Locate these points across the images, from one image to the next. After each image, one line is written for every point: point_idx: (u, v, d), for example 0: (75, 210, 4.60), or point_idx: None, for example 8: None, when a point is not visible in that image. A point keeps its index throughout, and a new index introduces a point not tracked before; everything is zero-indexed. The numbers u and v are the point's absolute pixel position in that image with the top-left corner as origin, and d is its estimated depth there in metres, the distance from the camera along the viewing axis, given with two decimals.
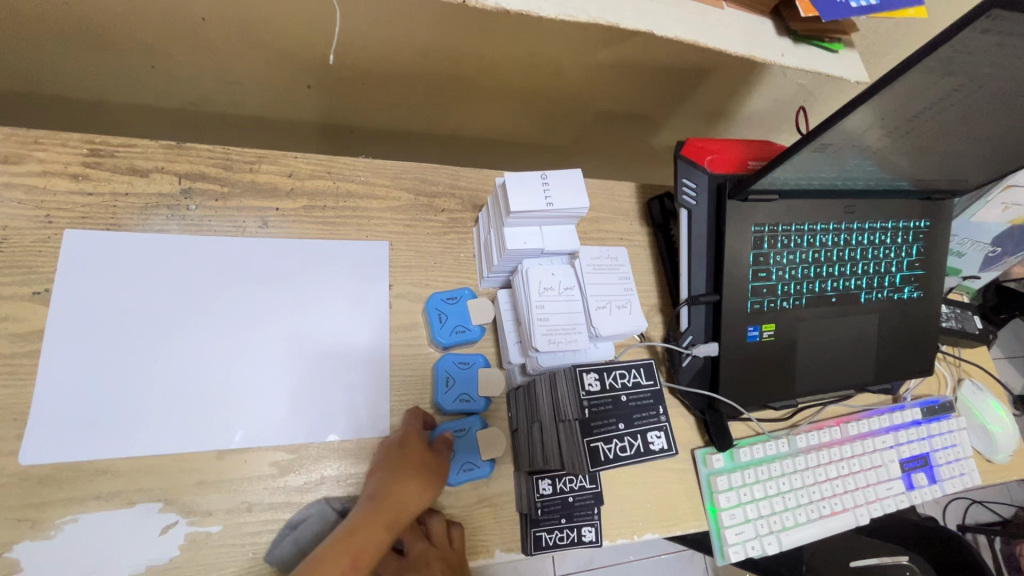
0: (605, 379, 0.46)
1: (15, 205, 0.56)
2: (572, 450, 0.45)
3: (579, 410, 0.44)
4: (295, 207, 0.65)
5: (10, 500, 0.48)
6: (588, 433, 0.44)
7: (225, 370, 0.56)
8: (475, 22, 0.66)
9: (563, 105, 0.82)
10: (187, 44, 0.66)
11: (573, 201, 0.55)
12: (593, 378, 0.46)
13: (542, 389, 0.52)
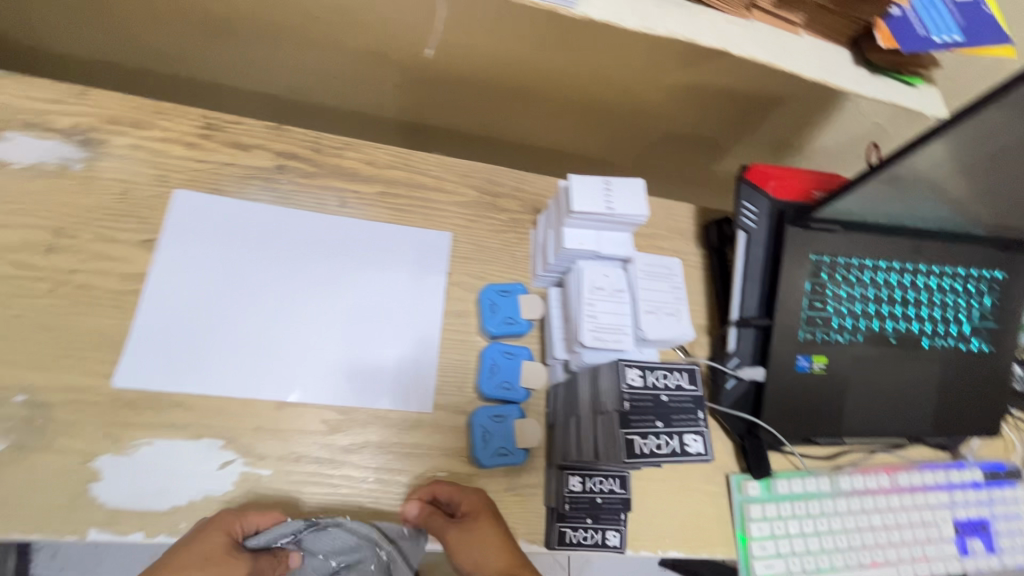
0: (647, 377, 0.47)
1: (139, 164, 0.64)
2: (608, 441, 0.46)
3: (619, 402, 0.45)
4: (371, 191, 0.70)
5: (101, 415, 0.54)
6: (626, 426, 0.45)
7: (292, 330, 0.61)
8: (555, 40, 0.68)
9: (631, 125, 0.84)
10: (293, 40, 0.73)
11: (632, 209, 0.57)
12: (636, 374, 0.47)
13: (584, 383, 0.54)
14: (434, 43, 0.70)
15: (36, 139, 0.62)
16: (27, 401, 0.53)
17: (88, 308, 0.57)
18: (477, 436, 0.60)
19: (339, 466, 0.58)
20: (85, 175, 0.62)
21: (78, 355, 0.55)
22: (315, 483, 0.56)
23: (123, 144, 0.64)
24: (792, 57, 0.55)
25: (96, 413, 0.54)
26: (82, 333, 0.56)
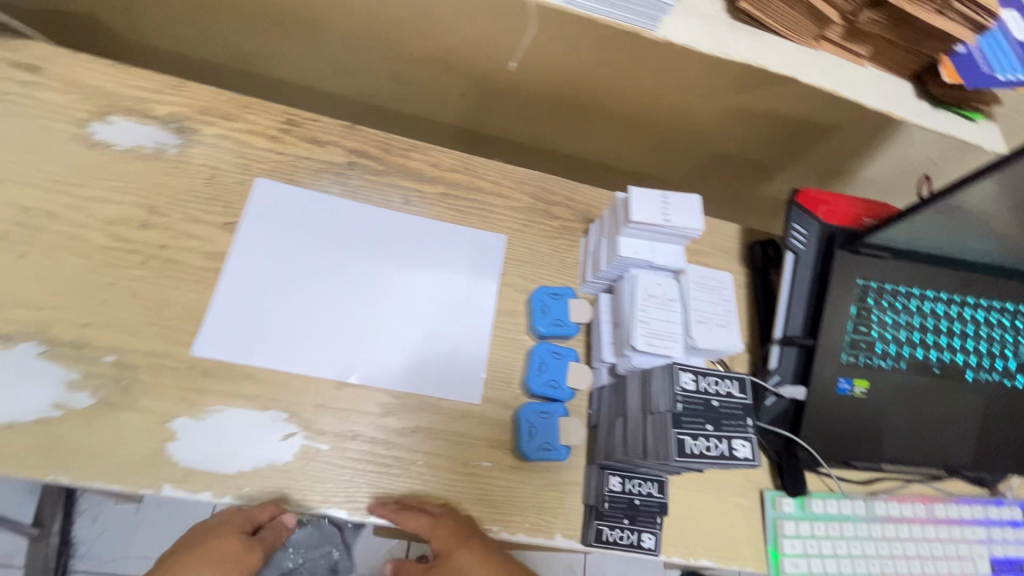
0: (699, 381, 0.49)
1: (226, 152, 0.69)
2: (658, 441, 0.48)
3: (672, 403, 0.48)
4: (433, 191, 0.74)
5: (180, 380, 0.58)
6: (678, 426, 0.47)
7: (356, 315, 0.64)
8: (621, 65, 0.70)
9: (682, 145, 0.87)
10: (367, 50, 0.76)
11: (688, 222, 0.60)
12: (689, 378, 0.49)
13: (633, 386, 0.56)
14: (517, 58, 0.71)
15: (136, 124, 0.67)
16: (116, 361, 0.57)
17: (174, 281, 0.62)
18: (523, 430, 0.62)
19: (391, 447, 0.61)
20: (177, 160, 0.67)
21: (162, 324, 0.60)
22: (368, 461, 0.60)
23: (212, 134, 0.69)
24: (856, 87, 0.59)
25: (176, 377, 0.58)
26: (167, 304, 0.60)
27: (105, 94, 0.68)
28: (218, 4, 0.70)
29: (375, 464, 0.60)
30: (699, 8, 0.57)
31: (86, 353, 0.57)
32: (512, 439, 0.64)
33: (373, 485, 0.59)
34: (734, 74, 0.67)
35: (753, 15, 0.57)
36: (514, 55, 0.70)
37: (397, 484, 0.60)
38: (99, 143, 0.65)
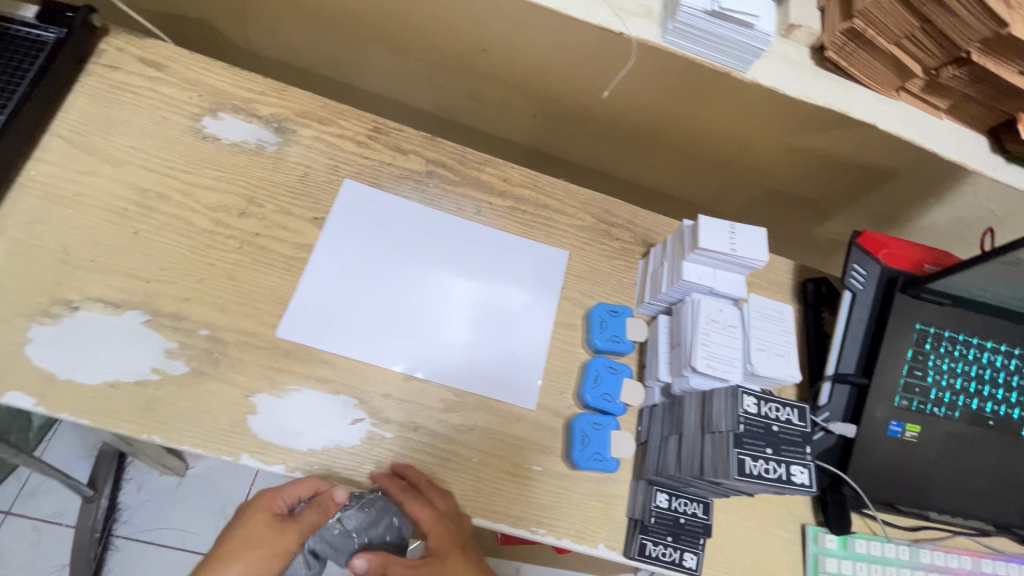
0: (762, 406, 0.51)
1: (319, 153, 0.75)
2: (717, 458, 0.50)
3: (735, 423, 0.50)
4: (502, 204, 0.78)
5: (264, 358, 0.62)
6: (739, 446, 0.49)
7: (427, 314, 0.69)
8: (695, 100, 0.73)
9: (741, 180, 0.89)
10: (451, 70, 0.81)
11: (753, 253, 0.62)
12: (752, 401, 0.51)
13: (691, 405, 0.58)
14: (611, 86, 0.74)
15: (242, 121, 0.74)
16: (208, 336, 0.62)
17: (265, 267, 0.67)
18: (575, 439, 0.64)
19: (450, 442, 0.64)
20: (275, 157, 0.73)
21: (252, 306, 0.64)
22: (427, 453, 0.63)
23: (307, 135, 0.75)
24: (929, 136, 0.67)
25: (261, 356, 0.62)
26: (258, 288, 0.65)
27: (217, 93, 0.74)
28: (326, 19, 0.76)
29: (433, 457, 0.63)
30: (787, 54, 0.66)
31: (183, 325, 0.62)
32: (563, 448, 0.66)
33: (431, 476, 0.62)
34: (807, 115, 0.70)
35: (837, 63, 0.64)
36: (609, 84, 0.74)
37: (453, 478, 0.62)
38: (209, 136, 0.72)
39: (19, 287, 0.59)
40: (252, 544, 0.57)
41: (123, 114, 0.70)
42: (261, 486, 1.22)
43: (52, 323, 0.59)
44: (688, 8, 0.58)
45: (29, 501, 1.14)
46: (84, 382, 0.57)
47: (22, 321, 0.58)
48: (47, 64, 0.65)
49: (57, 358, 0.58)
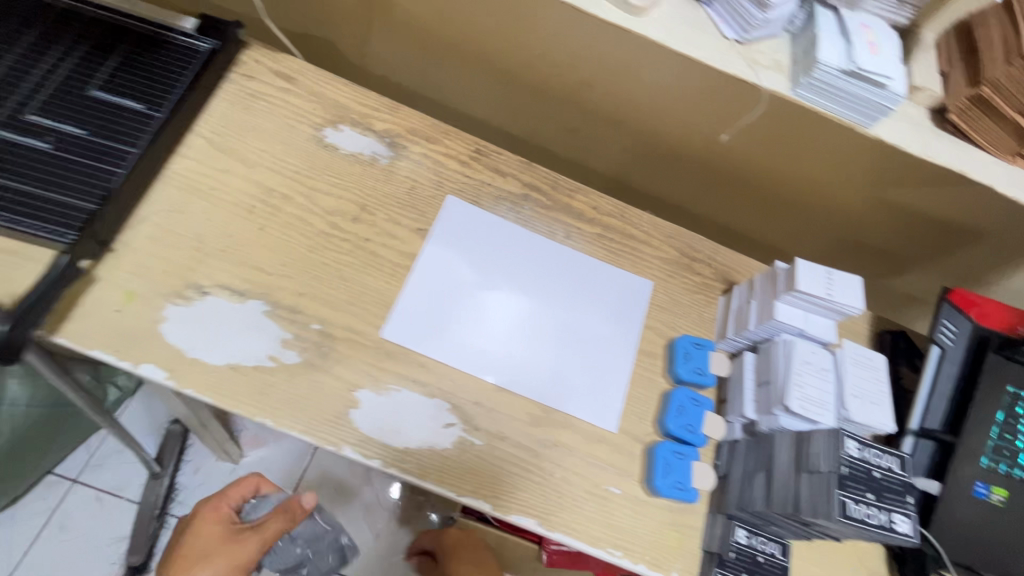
0: (863, 450, 0.54)
1: (425, 169, 0.79)
2: (816, 497, 0.52)
3: (837, 465, 0.52)
4: (591, 231, 0.81)
5: (369, 357, 0.66)
6: (841, 488, 0.51)
7: (519, 330, 0.72)
8: (790, 148, 0.76)
9: (821, 228, 0.90)
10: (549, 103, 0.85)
11: (850, 300, 0.64)
12: (853, 445, 0.53)
13: (783, 442, 0.58)
14: (733, 131, 0.76)
15: (359, 134, 0.79)
16: (320, 330, 0.66)
17: (373, 270, 0.71)
18: (659, 465, 0.65)
19: (534, 455, 0.66)
20: (387, 169, 0.78)
21: (360, 306, 0.68)
22: (512, 464, 0.65)
23: (416, 151, 0.80)
24: None
25: (366, 354, 0.66)
26: (366, 290, 0.70)
27: (338, 107, 0.80)
28: (445, 48, 0.82)
29: (517, 468, 0.65)
30: (908, 114, 0.70)
31: (299, 318, 0.66)
32: (642, 474, 0.67)
33: (515, 487, 0.64)
34: (905, 169, 0.72)
35: (957, 125, 0.68)
36: (731, 128, 0.76)
37: (536, 492, 0.64)
38: (329, 146, 0.77)
39: (158, 268, 0.65)
40: (217, 552, 0.75)
41: (257, 119, 0.76)
42: (314, 475, 1.27)
43: (184, 304, 0.64)
44: (824, 67, 0.62)
45: (95, 471, 1.20)
46: (209, 362, 0.62)
47: (160, 300, 0.63)
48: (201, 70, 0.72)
49: (187, 337, 0.62)
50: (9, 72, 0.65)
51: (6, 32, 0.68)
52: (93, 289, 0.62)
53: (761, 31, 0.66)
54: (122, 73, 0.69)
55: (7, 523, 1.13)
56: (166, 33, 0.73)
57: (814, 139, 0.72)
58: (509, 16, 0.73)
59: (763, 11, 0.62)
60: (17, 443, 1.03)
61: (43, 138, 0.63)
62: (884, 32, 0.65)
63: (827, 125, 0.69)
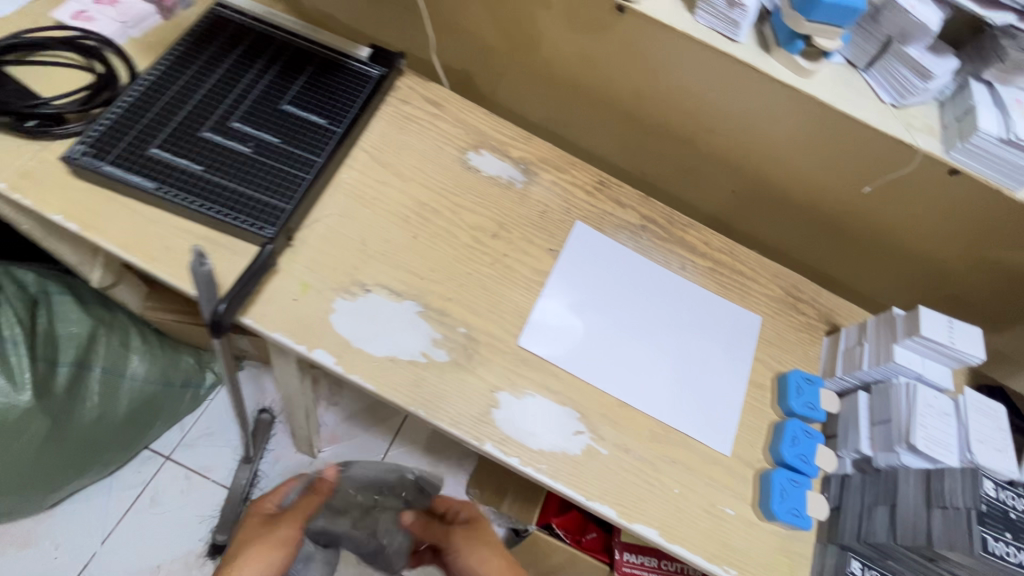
0: (999, 491, 0.60)
1: (555, 196, 0.86)
2: (954, 532, 0.58)
3: (977, 502, 0.58)
4: (703, 264, 0.86)
5: (507, 362, 0.72)
6: (981, 524, 0.58)
7: (639, 351, 0.77)
8: (905, 207, 0.80)
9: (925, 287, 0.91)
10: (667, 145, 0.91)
11: (973, 349, 0.69)
12: (991, 486, 0.60)
13: (908, 480, 0.64)
14: (876, 183, 0.79)
15: (498, 159, 0.87)
16: (466, 333, 0.72)
17: (510, 283, 0.77)
18: (776, 491, 0.68)
19: (654, 469, 0.70)
20: (522, 193, 0.85)
21: (500, 315, 0.75)
22: (634, 476, 0.69)
23: (547, 178, 0.87)
24: None
25: (505, 359, 0.72)
26: (505, 301, 0.76)
27: (480, 133, 0.88)
28: (579, 89, 0.89)
29: (639, 480, 0.69)
30: None
31: (447, 320, 0.72)
32: (755, 498, 0.71)
33: (638, 498, 0.68)
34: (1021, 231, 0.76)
35: None
36: (874, 180, 0.78)
37: (656, 503, 0.68)
38: (473, 168, 0.85)
39: (328, 264, 0.72)
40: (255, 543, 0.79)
41: (411, 139, 0.84)
42: None
43: (350, 298, 0.70)
44: (983, 134, 0.66)
45: (186, 451, 1.26)
46: (371, 352, 0.68)
47: (330, 292, 0.70)
48: (372, 93, 0.81)
49: (352, 328, 0.69)
50: (219, 84, 0.75)
51: (214, 51, 0.78)
52: (276, 277, 0.69)
53: (918, 98, 0.70)
54: (309, 91, 0.79)
55: (106, 491, 1.19)
56: (344, 60, 0.83)
57: (942, 198, 0.76)
58: (655, 65, 0.80)
59: (927, 80, 0.67)
60: (130, 416, 1.10)
61: (245, 143, 0.72)
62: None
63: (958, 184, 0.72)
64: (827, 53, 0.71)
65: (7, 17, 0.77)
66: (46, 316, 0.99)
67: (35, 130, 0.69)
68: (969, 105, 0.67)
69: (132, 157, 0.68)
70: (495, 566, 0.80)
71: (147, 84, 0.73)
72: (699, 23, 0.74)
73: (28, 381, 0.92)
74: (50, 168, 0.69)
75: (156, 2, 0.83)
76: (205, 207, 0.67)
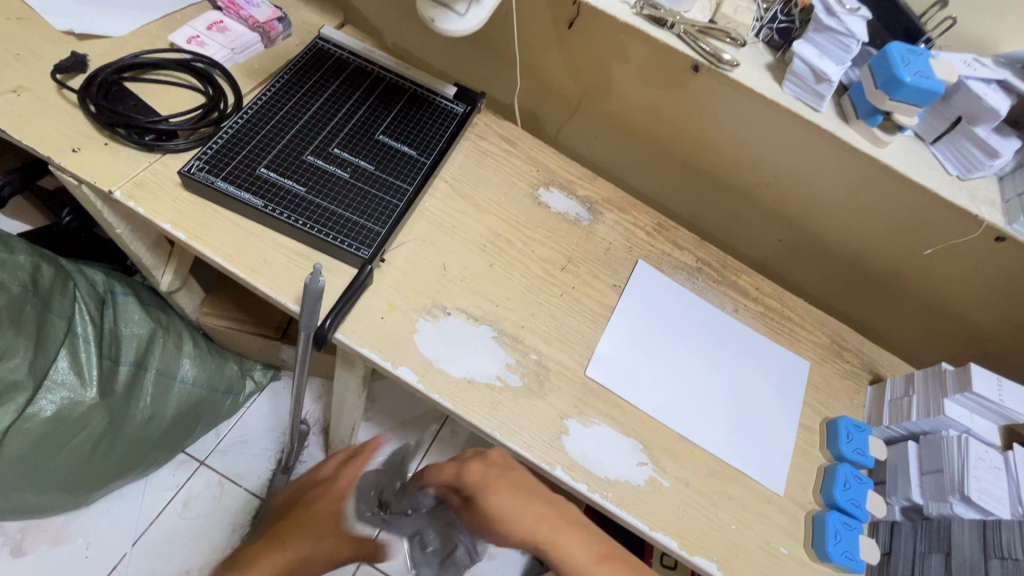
0: None
1: (618, 233, 0.91)
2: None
3: None
4: (755, 308, 0.90)
5: (574, 391, 0.75)
6: None
7: (697, 388, 0.80)
8: (954, 273, 0.83)
9: (964, 349, 0.94)
10: (722, 192, 0.96)
11: (1021, 407, 0.73)
12: None
13: (961, 528, 0.68)
14: (933, 247, 0.82)
15: (566, 197, 0.91)
16: (537, 360, 0.76)
17: (576, 315, 0.81)
18: (831, 533, 0.71)
19: (712, 505, 0.72)
20: (588, 230, 0.89)
21: (568, 344, 0.79)
22: (695, 511, 0.72)
23: (611, 218, 0.91)
24: None
25: (573, 389, 0.75)
26: (573, 331, 0.80)
27: (549, 171, 0.93)
28: (644, 136, 0.95)
29: (698, 514, 0.71)
30: None
31: (519, 346, 0.76)
32: (808, 539, 0.73)
33: (697, 531, 0.70)
34: None
35: None
36: (931, 245, 0.82)
37: (716, 538, 0.71)
38: (543, 204, 0.89)
39: (413, 286, 0.76)
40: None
41: (486, 173, 0.89)
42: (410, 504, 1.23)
43: (432, 320, 0.74)
44: None
45: (221, 457, 1.27)
46: (450, 373, 0.72)
47: (414, 313, 0.74)
48: (456, 128, 0.88)
49: (434, 349, 0.73)
50: (321, 114, 0.81)
51: (316, 82, 0.85)
52: (366, 295, 0.73)
53: (983, 172, 0.73)
54: (400, 124, 0.85)
55: (140, 491, 1.20)
56: (431, 97, 0.89)
57: (988, 270, 0.80)
58: (721, 120, 0.84)
59: (994, 158, 0.70)
60: (176, 419, 1.12)
61: (344, 168, 0.78)
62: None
63: (1013, 252, 0.75)
64: (902, 127, 0.73)
65: (126, 37, 0.83)
66: (111, 316, 1.02)
67: (151, 143, 0.74)
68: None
69: (242, 175, 0.73)
70: (523, 523, 0.63)
71: (256, 108, 0.79)
72: (781, 91, 0.76)
73: (94, 378, 0.95)
74: (163, 178, 0.74)
75: (260, 31, 0.88)
76: (306, 225, 0.72)
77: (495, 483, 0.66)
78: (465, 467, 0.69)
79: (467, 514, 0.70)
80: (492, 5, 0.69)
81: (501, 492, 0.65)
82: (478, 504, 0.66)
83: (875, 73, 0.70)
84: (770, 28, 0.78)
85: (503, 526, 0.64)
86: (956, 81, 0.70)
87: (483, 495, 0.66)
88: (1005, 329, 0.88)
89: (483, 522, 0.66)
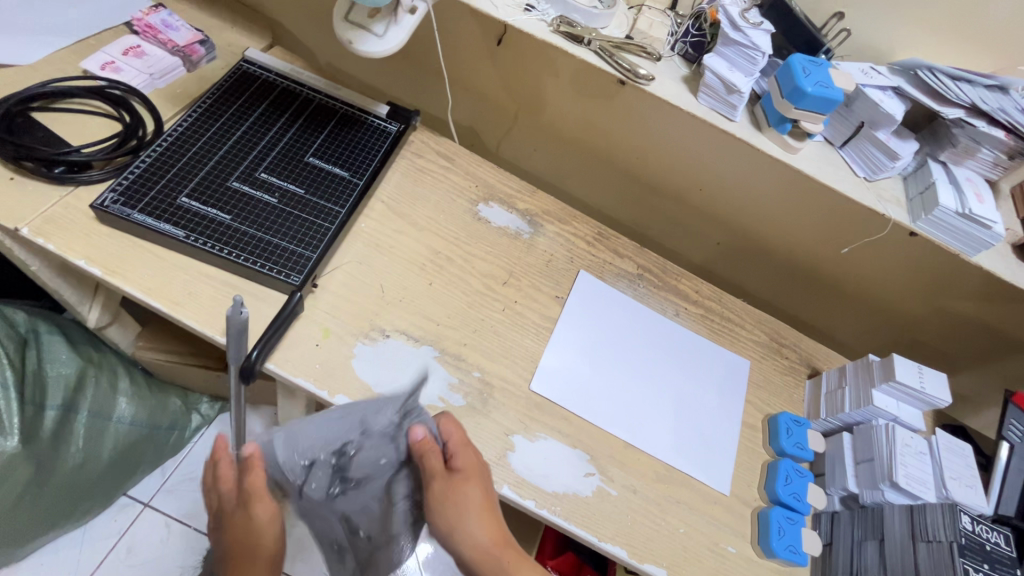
0: (974, 524, 0.68)
1: (559, 244, 0.91)
2: (941, 563, 0.65)
3: (958, 535, 0.66)
4: (696, 312, 0.92)
5: (520, 406, 0.75)
6: (961, 553, 0.65)
7: (642, 392, 0.82)
8: (875, 268, 0.87)
9: (893, 341, 0.98)
10: (658, 198, 0.98)
11: (939, 393, 0.78)
12: (967, 520, 0.68)
13: (893, 516, 0.71)
14: (853, 245, 0.85)
15: (505, 211, 0.91)
16: (480, 377, 0.75)
17: (519, 329, 0.81)
18: (774, 530, 0.73)
19: (661, 511, 0.73)
20: (529, 243, 0.89)
21: (512, 358, 0.78)
22: (643, 518, 0.72)
23: (552, 230, 0.92)
24: None
25: (518, 403, 0.75)
26: (516, 345, 0.80)
27: (488, 185, 0.93)
28: (580, 147, 0.97)
29: (647, 523, 0.72)
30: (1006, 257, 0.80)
31: (463, 364, 0.76)
32: (754, 536, 0.75)
33: (647, 538, 0.71)
34: (974, 302, 0.84)
35: None
36: (851, 243, 0.85)
37: (665, 546, 0.71)
38: (482, 219, 0.89)
39: (349, 310, 0.74)
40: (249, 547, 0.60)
41: (424, 190, 0.88)
42: None
43: (370, 343, 0.73)
44: (943, 209, 0.72)
45: (166, 497, 1.21)
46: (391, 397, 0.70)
47: (351, 337, 0.72)
48: (391, 147, 0.87)
49: (372, 373, 0.71)
50: (245, 138, 0.79)
51: (241, 106, 0.83)
52: (298, 323, 0.71)
53: (888, 173, 0.77)
54: (330, 145, 0.84)
55: (78, 540, 1.13)
56: (364, 117, 0.89)
57: (905, 266, 0.84)
58: (651, 130, 0.86)
59: (894, 159, 0.75)
60: (114, 462, 1.06)
61: (272, 193, 0.76)
62: (986, 187, 0.75)
63: (925, 249, 0.79)
64: (810, 134, 0.77)
65: (35, 64, 0.80)
66: (35, 357, 0.95)
67: (62, 176, 0.71)
68: (930, 182, 0.74)
69: (161, 205, 0.71)
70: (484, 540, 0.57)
71: (176, 135, 0.76)
72: (697, 102, 0.79)
73: (16, 428, 0.89)
74: (75, 213, 0.70)
75: (181, 54, 0.86)
76: (232, 255, 0.70)
77: (480, 472, 0.61)
78: (469, 444, 0.62)
79: (434, 485, 0.58)
80: (411, 25, 0.69)
81: (484, 489, 0.60)
82: (464, 490, 0.58)
83: (782, 84, 0.73)
84: (684, 43, 0.81)
85: (473, 525, 0.57)
86: (857, 88, 0.75)
87: (473, 480, 0.59)
88: (926, 321, 0.92)
89: (457, 507, 0.57)
